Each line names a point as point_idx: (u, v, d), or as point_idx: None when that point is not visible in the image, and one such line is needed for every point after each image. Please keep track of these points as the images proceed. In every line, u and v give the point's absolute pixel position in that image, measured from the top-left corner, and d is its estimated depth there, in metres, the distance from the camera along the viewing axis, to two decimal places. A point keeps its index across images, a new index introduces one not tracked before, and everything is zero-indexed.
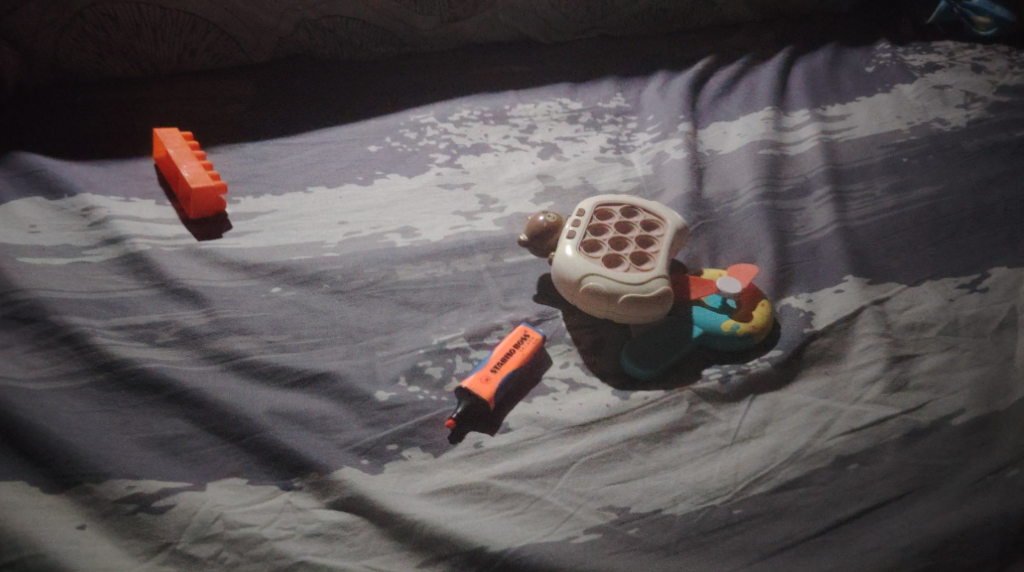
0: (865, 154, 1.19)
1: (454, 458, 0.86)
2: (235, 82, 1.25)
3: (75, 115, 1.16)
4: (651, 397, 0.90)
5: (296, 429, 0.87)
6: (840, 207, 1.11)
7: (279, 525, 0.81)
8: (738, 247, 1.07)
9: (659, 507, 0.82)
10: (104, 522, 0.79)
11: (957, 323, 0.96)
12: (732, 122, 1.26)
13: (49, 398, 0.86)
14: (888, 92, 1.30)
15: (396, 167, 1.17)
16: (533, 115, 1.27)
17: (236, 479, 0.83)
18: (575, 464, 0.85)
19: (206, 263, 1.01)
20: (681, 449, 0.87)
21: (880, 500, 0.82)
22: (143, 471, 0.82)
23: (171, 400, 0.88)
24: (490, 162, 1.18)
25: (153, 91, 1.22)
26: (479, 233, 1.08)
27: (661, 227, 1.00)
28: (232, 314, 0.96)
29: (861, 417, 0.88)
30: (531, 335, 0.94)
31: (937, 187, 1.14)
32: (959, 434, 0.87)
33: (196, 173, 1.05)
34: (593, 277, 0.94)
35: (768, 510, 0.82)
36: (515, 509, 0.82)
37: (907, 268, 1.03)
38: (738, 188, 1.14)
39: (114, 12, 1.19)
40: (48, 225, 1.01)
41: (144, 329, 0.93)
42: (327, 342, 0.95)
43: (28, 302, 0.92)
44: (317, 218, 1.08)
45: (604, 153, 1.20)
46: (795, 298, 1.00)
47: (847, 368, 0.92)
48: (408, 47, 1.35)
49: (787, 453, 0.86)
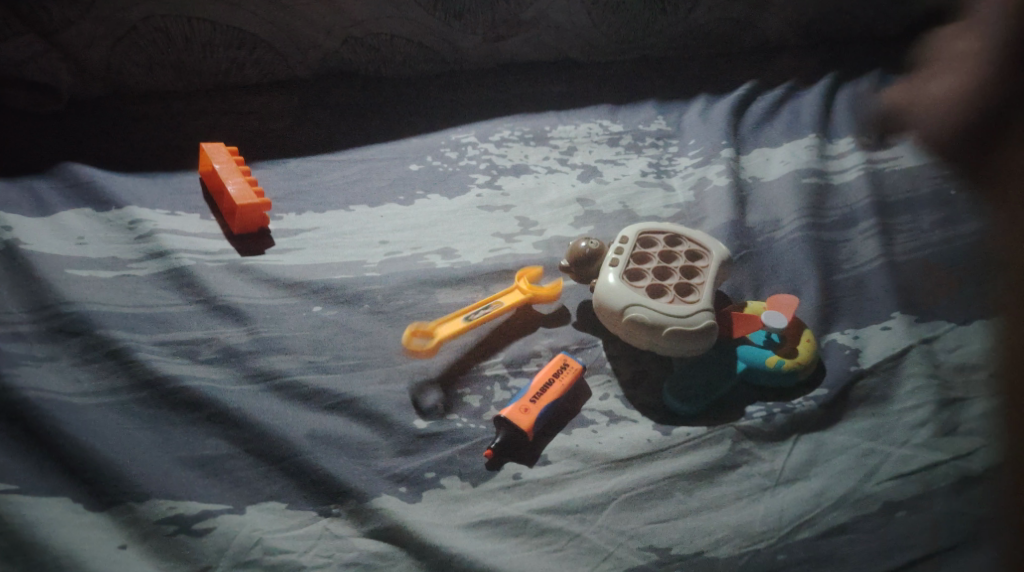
0: (913, 186, 1.17)
1: (492, 489, 0.86)
2: (278, 97, 1.26)
3: (124, 127, 1.17)
4: (693, 434, 0.90)
5: (334, 453, 0.87)
6: (887, 240, 1.09)
7: (318, 552, 0.80)
8: (782, 279, 1.05)
9: (701, 549, 0.82)
10: (144, 543, 0.79)
11: (1008, 367, 0.95)
12: (776, 149, 1.24)
13: (92, 413, 0.86)
14: (936, 122, 1.28)
15: (437, 186, 1.16)
16: (574, 137, 1.26)
17: (275, 503, 0.83)
18: (616, 501, 0.85)
19: (248, 280, 1.00)
20: (723, 489, 0.86)
21: (931, 550, 0.81)
22: (184, 492, 0.82)
23: (211, 419, 0.87)
24: (530, 184, 1.18)
25: (199, 104, 1.22)
26: (519, 257, 1.07)
27: (705, 258, 0.99)
28: (273, 333, 0.96)
29: (909, 461, 0.87)
30: (570, 365, 0.93)
31: (987, 222, 1.12)
32: (1012, 483, 0.85)
33: (242, 191, 1.05)
34: (637, 307, 0.93)
35: (814, 556, 0.81)
36: (555, 545, 0.82)
37: (956, 306, 1.01)
38: (782, 218, 1.12)
39: (166, 26, 1.19)
40: (94, 237, 1.01)
41: (187, 345, 0.93)
42: (367, 364, 0.95)
43: (74, 316, 0.92)
44: (357, 237, 1.08)
45: (645, 178, 1.19)
46: (841, 335, 0.98)
47: (895, 410, 0.91)
48: (451, 65, 1.35)
49: (833, 497, 0.85)
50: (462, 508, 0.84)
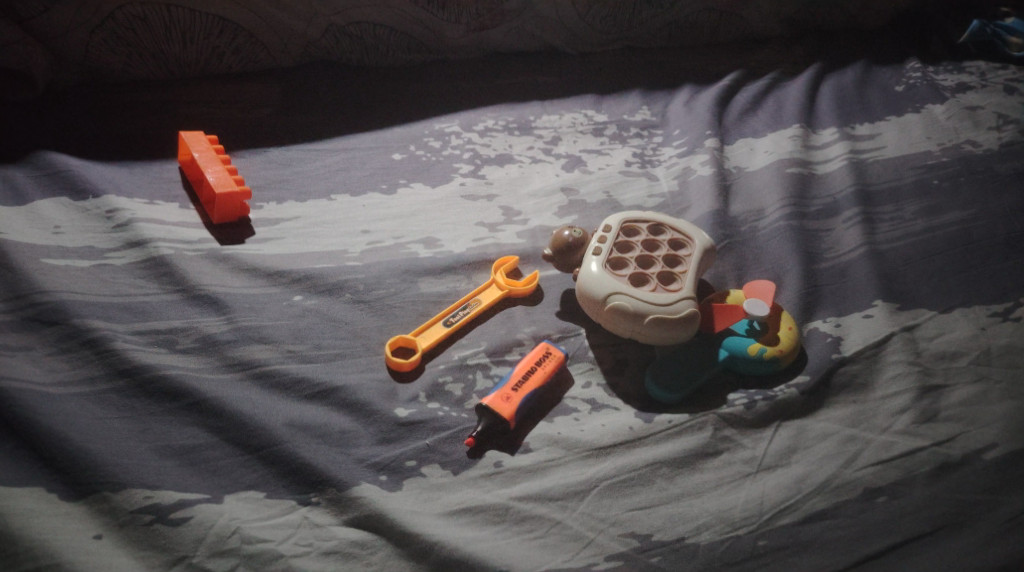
0: (896, 175, 1.17)
1: (473, 477, 0.86)
2: (260, 87, 1.25)
3: (103, 116, 1.16)
4: (675, 421, 0.90)
5: (315, 442, 0.86)
6: (870, 229, 1.09)
7: (297, 541, 0.80)
8: (765, 268, 1.05)
9: (681, 536, 0.82)
10: (121, 532, 0.79)
11: (989, 354, 0.94)
12: (760, 139, 1.23)
13: (68, 402, 0.85)
14: (919, 112, 1.27)
15: (420, 176, 1.16)
16: (557, 126, 1.26)
17: (254, 492, 0.83)
18: (597, 488, 0.85)
19: (229, 269, 1.00)
20: (705, 476, 0.86)
21: (911, 536, 0.81)
22: (161, 481, 0.81)
23: (190, 408, 0.87)
24: (514, 174, 1.17)
25: (180, 94, 1.21)
26: (501, 246, 1.07)
27: (688, 247, 0.99)
28: (253, 322, 0.95)
29: (890, 448, 0.87)
30: (552, 353, 0.92)
31: (969, 211, 1.12)
32: (992, 469, 0.85)
33: (222, 179, 1.04)
34: (620, 295, 0.93)
35: (794, 542, 0.82)
36: (536, 533, 0.82)
37: (937, 295, 1.01)
38: (765, 207, 1.12)
39: (144, 14, 1.18)
40: (72, 227, 1.00)
41: (165, 335, 0.92)
42: (349, 354, 0.94)
43: (51, 305, 0.91)
44: (339, 226, 1.07)
45: (629, 168, 1.18)
46: (823, 323, 0.98)
47: (876, 398, 0.91)
48: (435, 55, 1.34)
49: (814, 483, 0.85)
50: (444, 496, 0.84)
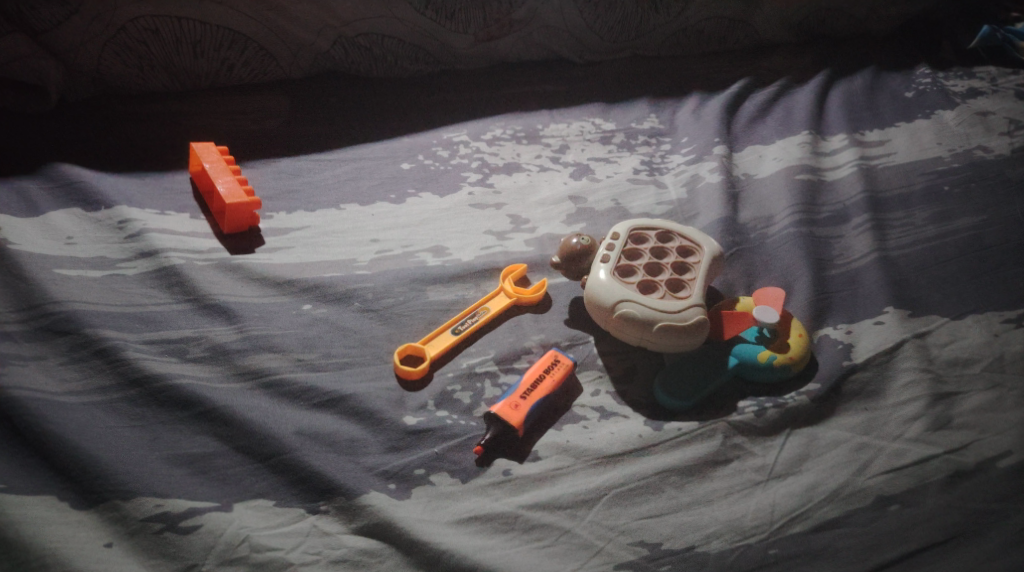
0: (906, 181, 1.16)
1: (482, 486, 0.85)
2: (270, 97, 1.26)
3: (115, 127, 1.17)
4: (685, 429, 0.89)
5: (324, 450, 0.86)
6: (880, 235, 1.09)
7: (306, 549, 0.80)
8: (774, 274, 1.05)
9: (691, 544, 0.82)
10: (131, 540, 0.79)
11: (1002, 360, 0.94)
12: (769, 145, 1.23)
13: (79, 411, 0.85)
14: (929, 118, 1.27)
15: (428, 185, 1.16)
16: (566, 135, 1.26)
17: (264, 501, 0.83)
18: (606, 496, 0.85)
19: (239, 279, 1.00)
20: (715, 484, 0.86)
21: (923, 545, 0.81)
22: (171, 489, 0.82)
23: (199, 417, 0.87)
24: (522, 182, 1.17)
25: (192, 105, 1.22)
26: (510, 254, 1.07)
27: (697, 254, 0.99)
28: (262, 331, 0.95)
29: (902, 455, 0.86)
30: (562, 361, 0.92)
31: (980, 217, 1.11)
32: (1006, 478, 0.85)
33: (232, 190, 1.04)
34: (629, 303, 0.93)
35: (805, 550, 0.81)
36: (544, 541, 0.82)
37: (949, 301, 1.01)
38: (774, 214, 1.12)
39: (156, 27, 1.19)
40: (84, 237, 1.01)
41: (175, 344, 0.93)
42: (357, 362, 0.94)
43: (62, 315, 0.92)
44: (348, 236, 1.07)
45: (637, 175, 1.18)
46: (834, 330, 0.98)
47: (887, 405, 0.91)
48: (442, 66, 1.35)
49: (825, 491, 0.84)
50: (453, 504, 0.84)
